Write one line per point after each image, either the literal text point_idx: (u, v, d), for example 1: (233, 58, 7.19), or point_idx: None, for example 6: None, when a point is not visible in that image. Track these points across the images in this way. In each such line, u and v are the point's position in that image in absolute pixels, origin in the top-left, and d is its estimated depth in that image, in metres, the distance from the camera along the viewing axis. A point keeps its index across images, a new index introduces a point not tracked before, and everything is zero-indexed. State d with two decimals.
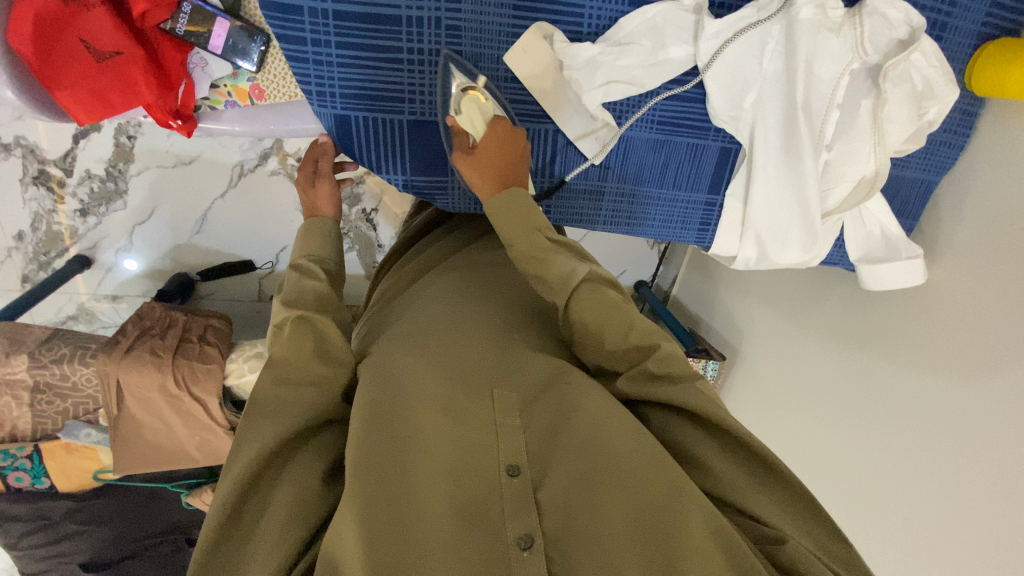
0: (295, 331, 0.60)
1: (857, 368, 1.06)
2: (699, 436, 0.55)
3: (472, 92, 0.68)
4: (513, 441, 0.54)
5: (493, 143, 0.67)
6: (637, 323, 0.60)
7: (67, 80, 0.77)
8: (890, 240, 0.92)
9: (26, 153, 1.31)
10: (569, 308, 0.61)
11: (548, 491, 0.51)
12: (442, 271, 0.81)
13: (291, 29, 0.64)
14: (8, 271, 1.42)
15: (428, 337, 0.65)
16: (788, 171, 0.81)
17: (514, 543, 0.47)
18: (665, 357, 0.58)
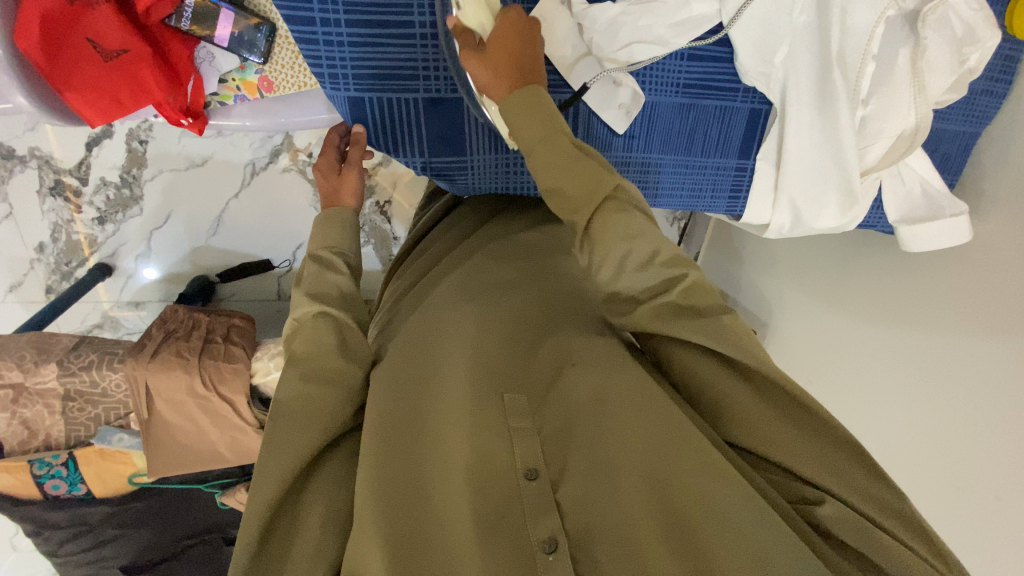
0: (316, 328, 0.60)
1: (890, 342, 1.02)
2: (730, 383, 0.55)
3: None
4: (528, 444, 0.52)
5: (504, 37, 0.60)
6: (664, 247, 0.58)
7: (78, 82, 0.76)
8: (932, 197, 0.87)
9: (41, 163, 1.32)
10: (592, 224, 0.58)
11: (568, 489, 0.49)
12: (451, 261, 0.79)
13: (299, 10, 0.62)
14: (32, 283, 1.43)
15: (434, 334, 0.63)
16: (823, 126, 0.77)
17: (539, 548, 0.46)
18: (692, 287, 0.56)
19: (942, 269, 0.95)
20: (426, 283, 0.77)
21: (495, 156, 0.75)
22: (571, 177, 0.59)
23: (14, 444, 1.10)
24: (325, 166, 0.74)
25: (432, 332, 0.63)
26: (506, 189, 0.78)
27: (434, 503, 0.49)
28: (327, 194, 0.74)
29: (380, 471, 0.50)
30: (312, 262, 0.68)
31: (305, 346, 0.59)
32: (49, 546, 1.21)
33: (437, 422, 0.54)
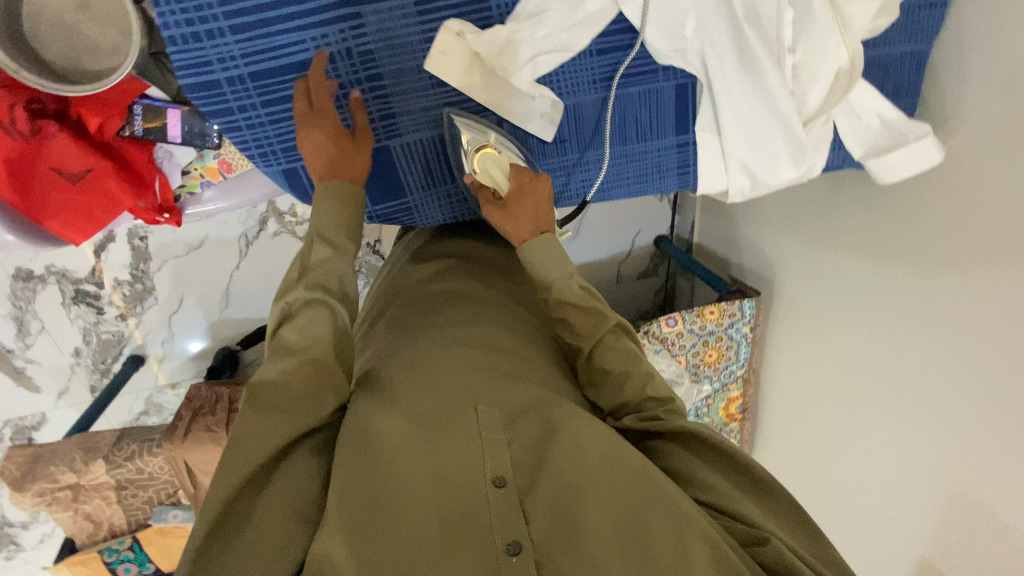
0: (308, 316, 0.58)
1: (902, 266, 0.98)
2: (691, 460, 0.59)
3: (485, 150, 0.71)
4: (499, 452, 0.54)
5: (520, 191, 0.71)
6: (654, 375, 0.64)
7: (53, 208, 0.83)
8: (892, 126, 0.84)
9: (59, 278, 1.42)
10: (593, 355, 0.67)
11: (535, 499, 0.52)
12: (420, 285, 0.81)
13: (217, 104, 0.66)
14: (77, 385, 1.55)
15: (412, 355, 0.65)
16: (753, 86, 0.76)
17: (503, 550, 0.48)
18: (676, 411, 0.63)
19: (928, 194, 0.91)
20: (399, 309, 0.79)
21: (435, 191, 0.78)
22: (576, 313, 0.68)
23: (83, 538, 1.21)
24: (333, 131, 0.64)
25: (411, 356, 0.65)
26: (455, 218, 0.82)
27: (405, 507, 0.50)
28: (335, 162, 0.65)
29: (357, 485, 0.49)
30: (319, 243, 0.63)
31: (301, 334, 0.57)
32: None
33: (410, 426, 0.55)
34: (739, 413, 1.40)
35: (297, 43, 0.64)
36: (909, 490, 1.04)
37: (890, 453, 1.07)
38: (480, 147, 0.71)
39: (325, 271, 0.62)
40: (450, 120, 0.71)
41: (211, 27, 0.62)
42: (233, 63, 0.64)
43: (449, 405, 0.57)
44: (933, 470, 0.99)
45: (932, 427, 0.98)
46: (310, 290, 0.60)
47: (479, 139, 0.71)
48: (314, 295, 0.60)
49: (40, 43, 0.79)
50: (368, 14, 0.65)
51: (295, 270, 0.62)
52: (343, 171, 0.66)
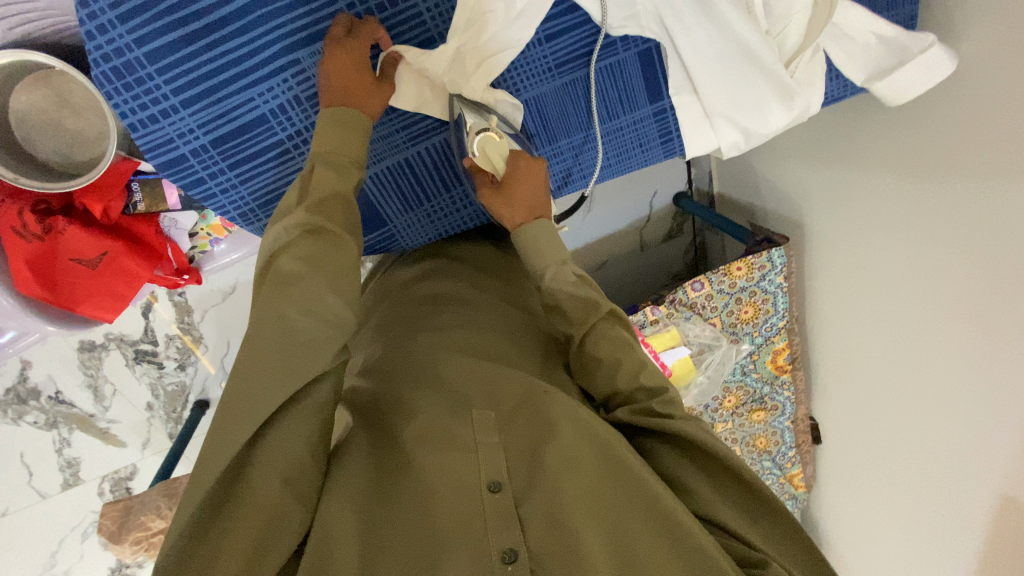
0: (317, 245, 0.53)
1: (934, 187, 0.89)
2: (690, 469, 0.56)
3: (488, 132, 0.66)
4: (495, 456, 0.51)
5: (519, 176, 0.68)
6: (648, 365, 0.60)
7: (81, 295, 0.90)
8: (892, 43, 0.76)
9: (118, 343, 1.55)
10: (585, 342, 0.63)
11: (532, 506, 0.48)
12: (411, 290, 0.79)
13: (188, 177, 0.68)
14: (157, 434, 1.70)
15: (409, 364, 0.63)
16: (721, 37, 0.71)
17: (498, 557, 0.45)
18: (673, 402, 0.58)
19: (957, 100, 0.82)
20: (392, 315, 0.76)
21: (414, 213, 0.78)
22: (568, 300, 0.65)
23: None
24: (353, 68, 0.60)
25: (411, 365, 0.63)
26: (440, 235, 0.82)
27: (400, 517, 0.47)
28: (349, 92, 0.60)
29: (362, 492, 0.49)
30: (321, 167, 0.58)
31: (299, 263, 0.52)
32: None
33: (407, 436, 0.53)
34: (790, 363, 1.31)
35: (246, 103, 0.65)
36: (979, 423, 0.95)
37: (950, 388, 0.98)
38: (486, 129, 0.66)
39: (329, 195, 0.56)
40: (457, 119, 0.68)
41: (164, 106, 0.64)
42: (192, 136, 0.66)
43: (446, 410, 0.55)
44: (1001, 400, 0.90)
45: (990, 354, 0.89)
46: (311, 215, 0.55)
47: (484, 122, 0.67)
48: (317, 222, 0.54)
49: (33, 144, 0.85)
50: (305, 58, 0.65)
51: (294, 193, 0.57)
52: (356, 101, 0.61)
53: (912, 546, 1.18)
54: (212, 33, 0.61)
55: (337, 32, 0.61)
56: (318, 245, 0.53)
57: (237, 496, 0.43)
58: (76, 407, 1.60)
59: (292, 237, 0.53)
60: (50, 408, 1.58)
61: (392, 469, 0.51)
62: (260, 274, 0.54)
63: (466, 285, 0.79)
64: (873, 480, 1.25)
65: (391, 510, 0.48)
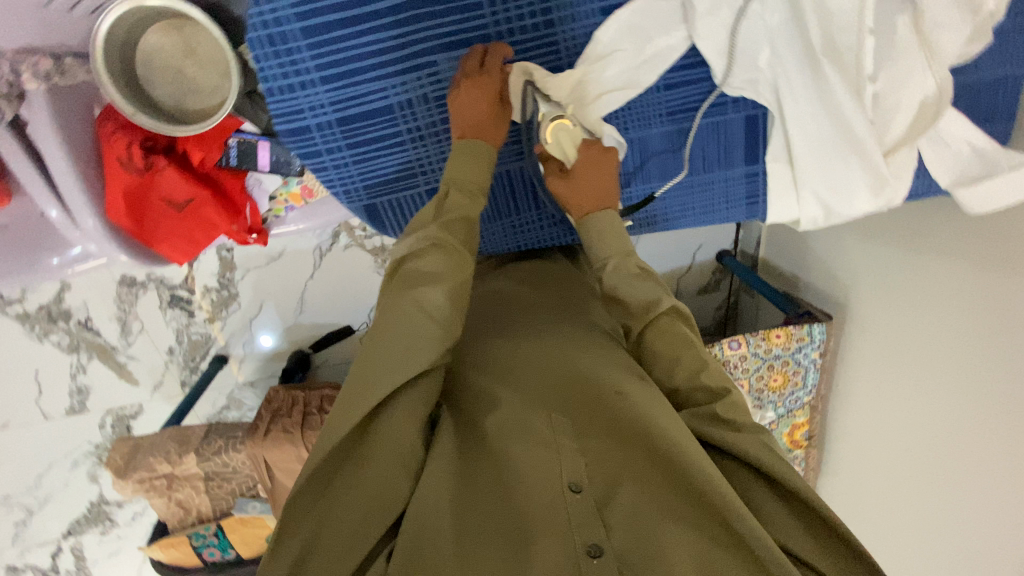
0: (438, 257, 0.61)
1: (976, 293, 0.93)
2: (763, 490, 0.55)
3: (561, 120, 0.66)
4: (575, 459, 0.54)
5: (586, 167, 0.69)
6: (709, 364, 0.61)
7: (161, 233, 0.94)
8: (984, 154, 0.79)
9: (158, 284, 1.58)
10: (643, 336, 0.65)
11: (613, 509, 0.51)
12: (493, 291, 0.83)
13: (307, 147, 0.72)
14: (170, 380, 1.71)
15: (492, 358, 0.68)
16: (828, 117, 0.74)
17: (584, 553, 0.48)
18: (734, 404, 0.58)
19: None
20: (473, 314, 0.81)
21: (501, 223, 0.82)
22: (630, 289, 0.66)
23: (175, 522, 1.34)
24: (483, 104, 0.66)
25: (491, 363, 0.67)
26: (518, 246, 0.85)
27: (489, 508, 0.52)
28: (481, 126, 0.67)
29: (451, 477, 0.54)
30: (455, 194, 0.65)
31: (424, 268, 0.60)
32: None
33: (494, 430, 0.57)
34: (806, 440, 1.32)
35: (379, 90, 0.69)
36: (986, 536, 0.96)
37: (968, 497, 0.99)
38: (557, 117, 0.66)
39: (457, 221, 0.64)
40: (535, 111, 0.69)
41: (304, 79, 0.68)
42: (322, 111, 0.70)
43: (528, 409, 0.59)
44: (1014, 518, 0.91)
45: (1012, 473, 0.90)
46: (440, 232, 0.63)
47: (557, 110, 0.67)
48: (444, 237, 0.62)
49: (149, 84, 0.88)
50: (442, 60, 0.69)
51: (430, 211, 0.65)
52: (486, 134, 0.68)
53: None
54: (365, 21, 0.65)
55: (468, 69, 0.66)
56: (441, 258, 0.61)
57: (354, 460, 0.52)
58: (101, 337, 1.62)
59: (423, 248, 0.62)
60: (76, 332, 1.60)
61: (478, 459, 0.56)
62: (394, 271, 0.63)
63: (540, 285, 0.82)
64: None
65: (476, 503, 0.52)
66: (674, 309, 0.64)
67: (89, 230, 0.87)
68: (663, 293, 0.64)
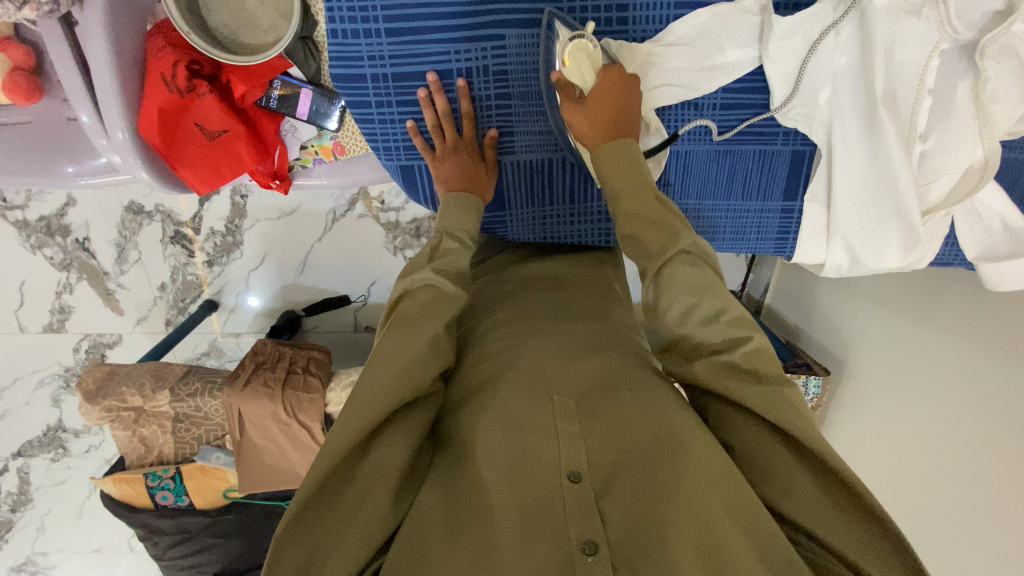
0: (426, 295, 0.62)
1: (974, 369, 0.93)
2: (774, 447, 0.54)
3: (581, 41, 0.65)
4: (575, 449, 0.54)
5: (607, 91, 0.66)
6: (729, 308, 0.59)
7: (187, 158, 0.92)
8: (1015, 233, 0.80)
9: (164, 217, 1.55)
10: (660, 275, 0.62)
11: (612, 500, 0.51)
12: (507, 281, 0.82)
13: (357, 96, 0.71)
14: (155, 317, 1.67)
15: (498, 348, 0.67)
16: (874, 168, 0.74)
17: (577, 548, 0.48)
18: (754, 352, 0.56)
19: None
20: (484, 295, 0.81)
21: (533, 209, 0.80)
22: (648, 230, 0.64)
23: (133, 459, 1.30)
24: (468, 159, 0.71)
25: (497, 350, 0.67)
26: (545, 238, 0.83)
27: (484, 491, 0.51)
28: (469, 181, 0.71)
29: (446, 485, 0.54)
30: (448, 239, 0.67)
31: (415, 308, 0.60)
32: (156, 550, 1.36)
33: (494, 420, 0.57)
34: None
35: (441, 53, 0.69)
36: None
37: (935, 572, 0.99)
38: (576, 37, 0.66)
39: (449, 261, 0.66)
40: (551, 24, 0.67)
41: (369, 27, 0.67)
42: (381, 62, 0.69)
43: (529, 396, 0.59)
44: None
45: (984, 554, 0.90)
46: (433, 274, 0.64)
47: (575, 31, 0.66)
48: (437, 278, 0.63)
49: (208, 10, 0.87)
50: (510, 37, 0.69)
51: (426, 254, 0.66)
52: (475, 187, 0.71)
53: None
54: None
55: (449, 134, 0.71)
56: (432, 297, 0.62)
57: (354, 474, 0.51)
58: (95, 260, 1.59)
59: (414, 289, 0.63)
60: (71, 251, 1.57)
61: (474, 452, 0.55)
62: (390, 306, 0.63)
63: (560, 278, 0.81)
64: None
65: (472, 488, 0.52)
66: (695, 249, 0.62)
67: (117, 141, 0.85)
68: (680, 228, 0.63)
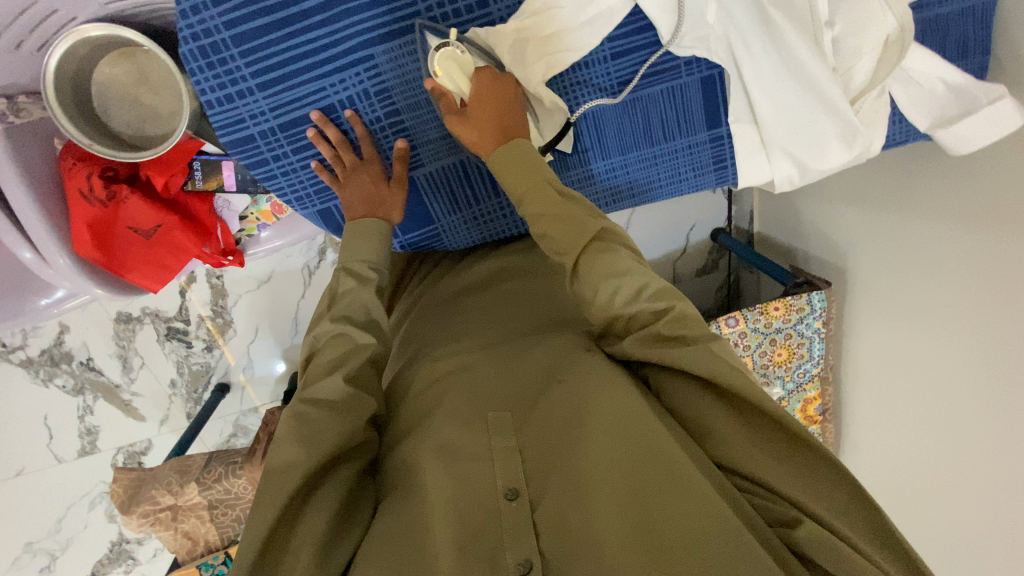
0: (334, 343, 0.63)
1: (971, 239, 0.88)
2: (707, 403, 0.57)
3: (445, 49, 0.64)
4: (511, 466, 0.55)
5: (483, 100, 0.66)
6: (651, 285, 0.61)
7: (132, 262, 0.93)
8: (960, 90, 0.75)
9: (153, 318, 1.59)
10: (579, 266, 0.63)
11: (545, 510, 0.52)
12: (438, 300, 0.83)
13: (253, 157, 0.71)
14: (176, 413, 1.71)
15: (435, 368, 0.67)
16: (789, 71, 0.71)
17: (514, 568, 0.50)
18: (678, 319, 0.59)
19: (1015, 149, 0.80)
20: (415, 322, 0.82)
21: (460, 215, 0.79)
22: (559, 229, 0.64)
23: (185, 554, 1.33)
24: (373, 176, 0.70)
25: (436, 373, 0.67)
26: (484, 239, 0.83)
27: (425, 519, 0.52)
28: (371, 204, 0.70)
29: (391, 518, 0.54)
30: (345, 277, 0.68)
31: (325, 359, 0.61)
32: None
33: (431, 444, 0.57)
34: (819, 415, 1.26)
35: (317, 91, 0.68)
36: (1005, 496, 0.90)
37: (982, 456, 0.93)
38: (441, 46, 0.64)
39: (350, 301, 0.67)
40: (422, 36, 0.66)
41: (241, 87, 0.67)
42: (263, 117, 0.68)
43: (463, 419, 0.59)
44: None
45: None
46: (335, 321, 0.64)
47: (440, 40, 0.64)
48: (340, 324, 0.64)
49: (108, 116, 0.89)
50: (379, 54, 0.67)
51: (324, 301, 0.67)
52: (378, 212, 0.71)
53: None
54: (296, 22, 0.64)
55: (349, 160, 0.70)
56: (345, 345, 0.63)
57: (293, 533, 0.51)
58: (104, 376, 1.62)
59: (325, 340, 0.64)
60: (80, 373, 1.61)
61: (411, 486, 0.55)
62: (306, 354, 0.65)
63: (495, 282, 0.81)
64: None
65: (412, 517, 0.53)
66: (606, 236, 0.64)
67: (60, 268, 0.86)
68: (587, 220, 0.63)
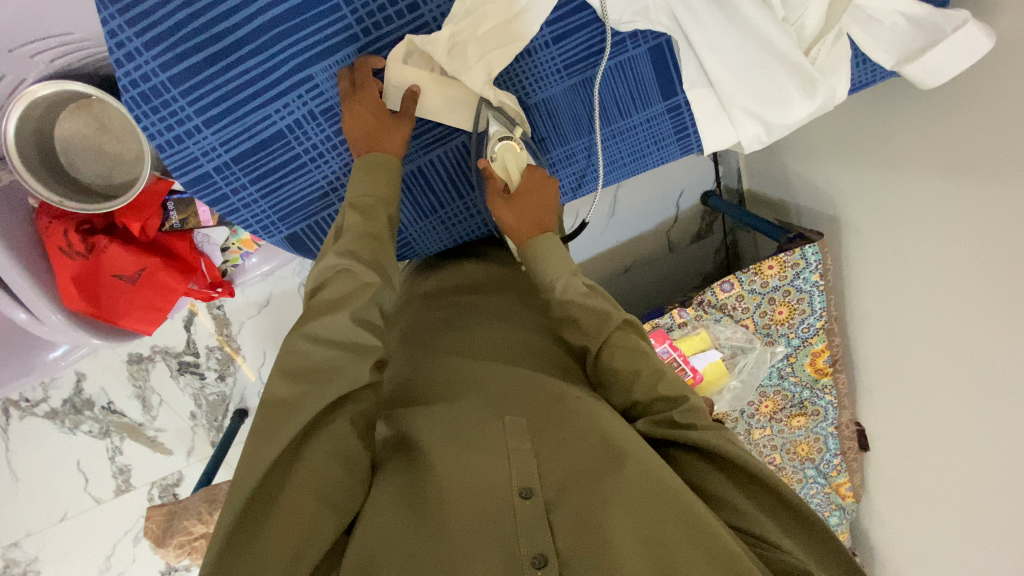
0: (338, 280, 0.60)
1: (969, 164, 0.86)
2: (722, 481, 0.57)
3: (508, 141, 0.70)
4: (525, 465, 0.53)
5: (530, 189, 0.69)
6: (665, 374, 0.62)
7: (122, 308, 0.95)
8: (922, 22, 0.72)
9: (163, 355, 1.55)
10: (600, 357, 0.65)
11: (561, 513, 0.50)
12: (433, 308, 0.81)
13: (212, 194, 0.71)
14: (202, 445, 1.68)
15: (444, 378, 0.65)
16: (733, 28, 0.70)
17: (527, 562, 0.47)
18: (694, 410, 0.59)
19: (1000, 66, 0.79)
20: (417, 326, 0.79)
21: (428, 221, 0.80)
22: (581, 310, 0.66)
23: None
24: (375, 111, 0.65)
25: (443, 383, 0.65)
26: (455, 242, 0.83)
27: (435, 509, 0.50)
28: (374, 138, 0.66)
29: (396, 495, 0.53)
30: (350, 212, 0.64)
31: (333, 294, 0.59)
32: None
33: (445, 441, 0.55)
34: (830, 366, 1.22)
35: (265, 118, 0.68)
36: None
37: (1013, 383, 0.89)
38: (506, 138, 0.70)
39: (357, 237, 0.63)
40: (480, 109, 0.70)
41: (188, 126, 0.67)
42: (216, 153, 0.69)
43: (479, 421, 0.57)
44: None
45: None
46: (341, 257, 0.61)
47: (506, 130, 0.70)
48: (348, 261, 0.61)
49: (76, 169, 0.90)
50: (318, 73, 0.67)
51: (331, 236, 0.64)
52: (382, 145, 0.66)
53: (981, 555, 1.05)
54: (232, 55, 0.64)
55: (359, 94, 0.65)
56: (348, 283, 0.60)
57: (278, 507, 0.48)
58: (127, 417, 1.58)
59: (328, 277, 0.61)
60: (104, 418, 1.56)
61: (422, 474, 0.53)
62: (309, 289, 0.62)
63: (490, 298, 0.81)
64: (922, 480, 1.15)
65: (426, 510, 0.50)
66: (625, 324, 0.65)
67: (53, 324, 0.88)
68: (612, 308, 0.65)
